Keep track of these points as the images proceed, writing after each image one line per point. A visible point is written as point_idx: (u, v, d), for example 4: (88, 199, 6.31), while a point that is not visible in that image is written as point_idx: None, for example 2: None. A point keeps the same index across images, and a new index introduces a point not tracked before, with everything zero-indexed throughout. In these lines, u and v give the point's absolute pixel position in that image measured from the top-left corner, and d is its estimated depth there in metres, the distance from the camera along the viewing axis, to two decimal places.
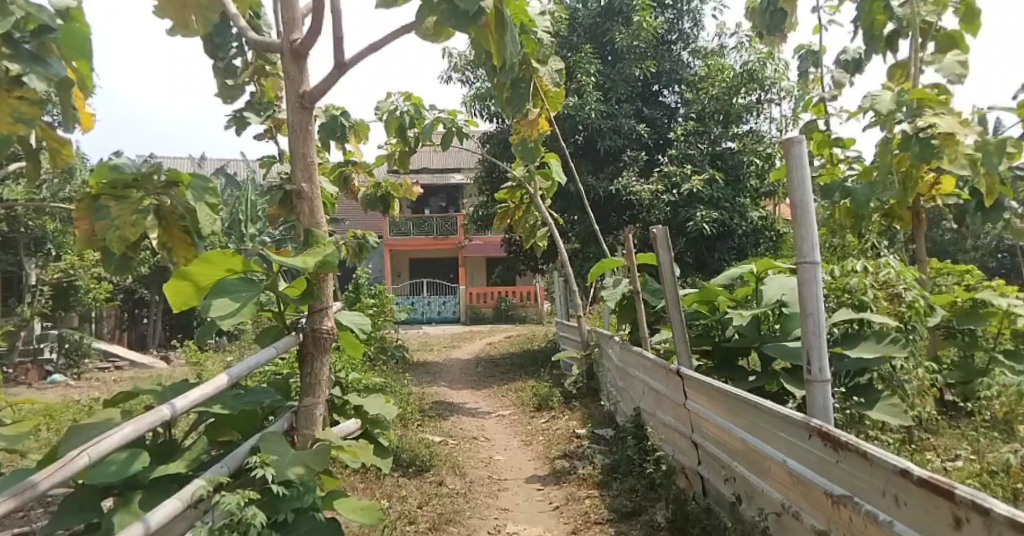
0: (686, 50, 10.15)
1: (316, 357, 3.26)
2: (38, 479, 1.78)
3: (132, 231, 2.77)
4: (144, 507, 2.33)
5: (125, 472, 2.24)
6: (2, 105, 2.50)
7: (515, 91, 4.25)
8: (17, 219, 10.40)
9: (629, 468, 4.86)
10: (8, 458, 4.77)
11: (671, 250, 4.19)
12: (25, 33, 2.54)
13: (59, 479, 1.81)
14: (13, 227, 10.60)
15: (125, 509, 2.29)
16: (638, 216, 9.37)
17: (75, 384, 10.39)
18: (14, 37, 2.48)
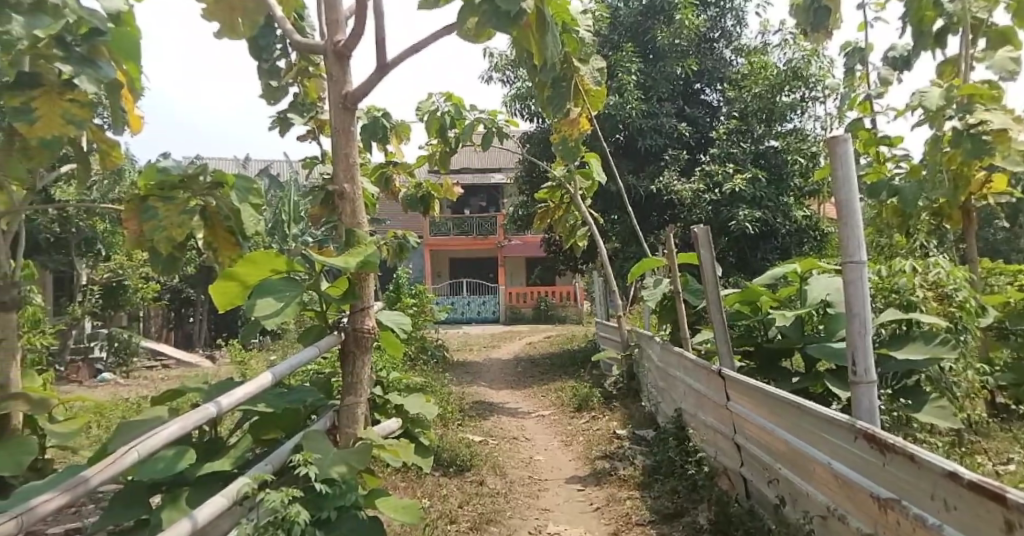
0: (729, 48, 10.00)
1: (358, 356, 3.32)
2: (90, 474, 1.82)
3: (178, 231, 2.90)
4: (190, 504, 2.40)
5: (172, 470, 2.31)
6: (54, 107, 2.72)
7: (556, 90, 4.25)
8: (70, 220, 10.75)
9: (671, 469, 4.82)
10: (61, 453, 4.95)
11: (712, 249, 4.13)
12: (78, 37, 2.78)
13: (110, 474, 1.85)
14: (67, 228, 10.94)
15: (172, 506, 2.35)
16: (679, 216, 9.26)
17: (124, 382, 10.72)
18: (67, 40, 2.72)
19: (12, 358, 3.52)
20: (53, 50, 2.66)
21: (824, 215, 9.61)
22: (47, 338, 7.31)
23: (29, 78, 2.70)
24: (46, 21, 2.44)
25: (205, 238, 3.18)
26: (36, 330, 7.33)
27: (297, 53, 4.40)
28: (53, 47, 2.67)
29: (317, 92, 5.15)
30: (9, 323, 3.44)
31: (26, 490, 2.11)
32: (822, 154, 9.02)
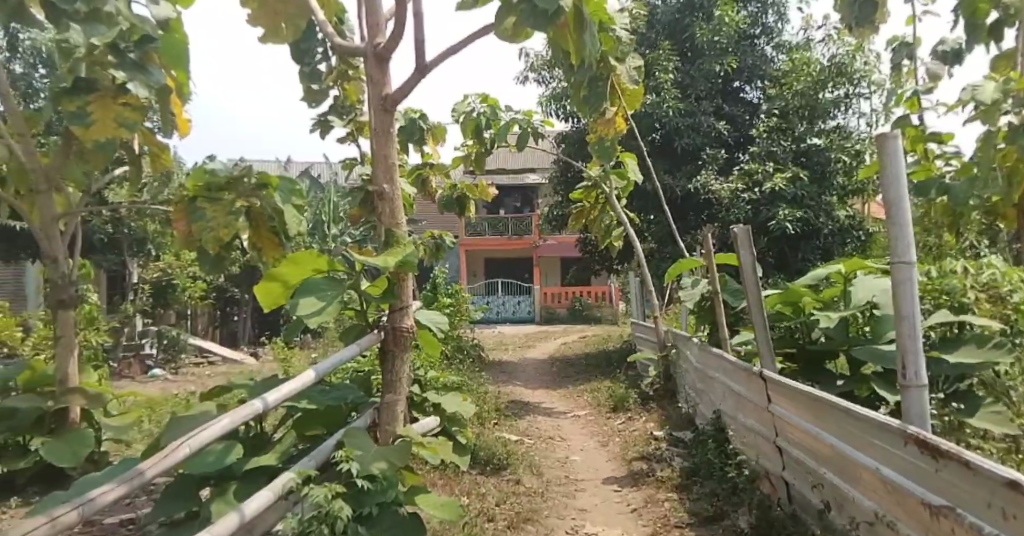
0: (770, 45, 9.83)
1: (396, 355, 3.36)
2: (145, 467, 1.87)
3: (225, 232, 3.01)
4: (238, 496, 2.47)
5: (220, 463, 2.39)
6: (108, 112, 2.82)
7: (592, 90, 4.23)
8: (121, 220, 11.11)
9: (709, 472, 4.77)
10: (116, 446, 5.13)
11: (752, 250, 4.07)
12: (130, 44, 2.91)
13: (164, 467, 1.90)
14: (120, 229, 11.30)
15: (221, 498, 2.41)
16: (717, 216, 9.15)
17: (174, 378, 11.01)
18: (121, 46, 2.86)
19: (72, 354, 3.78)
20: (107, 57, 2.80)
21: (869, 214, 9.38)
22: (101, 335, 7.57)
23: (86, 84, 2.82)
24: (102, 30, 2.56)
25: (250, 239, 3.28)
26: (91, 328, 7.57)
27: (337, 57, 4.51)
28: (108, 55, 2.81)
29: (357, 94, 5.30)
30: (68, 321, 3.68)
31: (86, 480, 2.20)
32: (867, 152, 8.85)
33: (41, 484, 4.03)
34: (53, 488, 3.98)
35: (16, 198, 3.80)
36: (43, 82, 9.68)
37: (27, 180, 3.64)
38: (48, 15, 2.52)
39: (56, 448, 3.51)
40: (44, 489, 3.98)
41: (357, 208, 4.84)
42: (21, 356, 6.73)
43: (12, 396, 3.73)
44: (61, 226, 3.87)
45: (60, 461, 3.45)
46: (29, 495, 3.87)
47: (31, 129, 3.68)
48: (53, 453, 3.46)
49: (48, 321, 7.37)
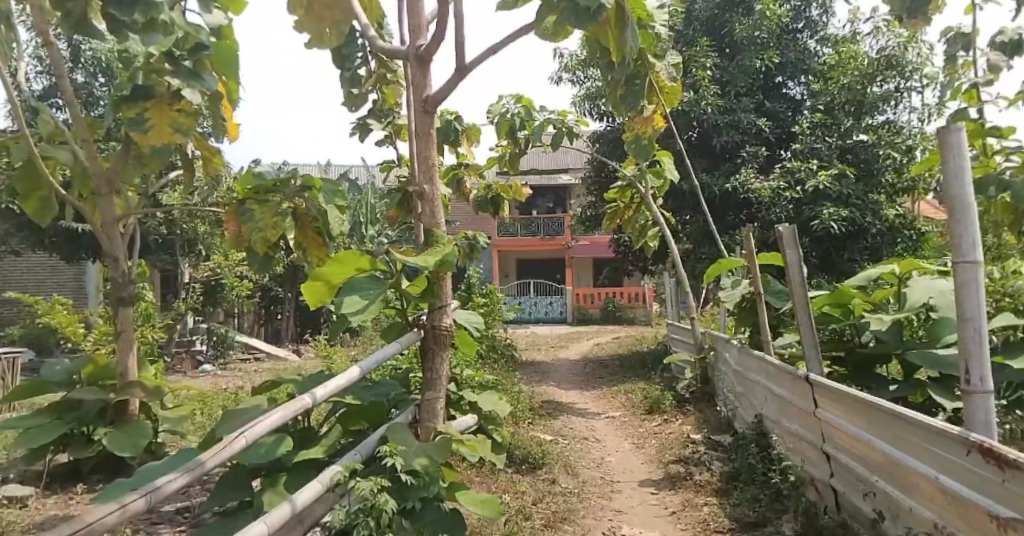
0: (814, 39, 9.65)
1: (436, 353, 3.38)
2: (205, 457, 1.92)
3: (272, 233, 3.20)
4: (289, 487, 2.56)
5: (272, 455, 2.49)
6: (166, 117, 3.01)
7: (630, 89, 4.16)
8: (174, 222, 11.43)
9: (751, 476, 4.70)
10: (171, 437, 5.28)
11: (799, 250, 3.98)
12: (184, 51, 3.06)
13: (222, 458, 1.94)
14: (171, 230, 11.62)
15: (272, 489, 2.51)
16: (757, 215, 9.00)
17: (222, 373, 11.25)
18: (176, 55, 3.03)
19: (131, 346, 3.96)
20: (164, 65, 2.99)
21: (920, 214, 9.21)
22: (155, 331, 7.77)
23: (142, 91, 3.01)
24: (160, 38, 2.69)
25: (295, 238, 3.37)
26: (146, 324, 7.80)
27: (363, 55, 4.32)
28: (164, 62, 3.01)
29: (395, 98, 5.36)
30: (128, 317, 3.87)
31: (151, 466, 2.24)
32: (918, 148, 8.62)
33: (104, 473, 4.30)
34: (115, 477, 4.25)
35: (79, 200, 3.98)
36: (103, 91, 9.97)
37: (90, 184, 3.81)
38: (110, 27, 2.61)
39: (118, 439, 3.80)
40: (106, 478, 4.26)
41: (396, 209, 4.89)
42: (83, 352, 6.98)
43: (77, 389, 4.01)
44: (121, 227, 4.04)
45: (121, 451, 3.72)
46: (94, 483, 4.17)
47: (93, 134, 3.83)
48: (115, 443, 3.75)
49: (107, 317, 7.62)
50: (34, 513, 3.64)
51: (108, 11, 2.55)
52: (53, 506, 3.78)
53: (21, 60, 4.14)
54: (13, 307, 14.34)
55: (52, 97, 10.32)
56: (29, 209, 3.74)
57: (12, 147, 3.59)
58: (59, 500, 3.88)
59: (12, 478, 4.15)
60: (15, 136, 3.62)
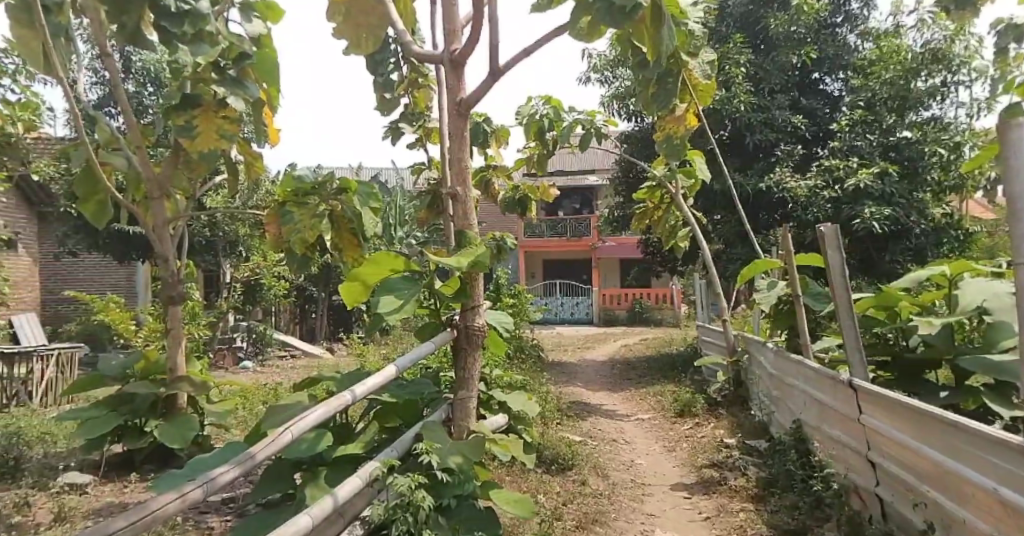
0: (854, 33, 9.43)
1: (468, 353, 3.34)
2: (254, 450, 2.07)
3: (311, 233, 3.28)
4: (329, 482, 2.72)
5: (313, 450, 2.68)
6: (214, 124, 3.65)
7: (661, 87, 3.97)
8: (216, 224, 11.69)
9: (789, 483, 4.59)
10: (217, 431, 5.41)
11: (841, 250, 3.87)
12: (229, 61, 3.66)
13: (269, 451, 2.09)
14: (214, 232, 11.88)
15: (314, 482, 2.69)
16: (792, 216, 8.86)
17: (262, 369, 11.45)
18: (222, 65, 3.65)
19: (179, 344, 4.26)
20: (209, 75, 3.67)
21: (968, 212, 9.07)
22: (198, 329, 7.94)
23: (191, 100, 3.64)
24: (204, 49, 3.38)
25: (332, 240, 3.41)
26: (192, 322, 8.02)
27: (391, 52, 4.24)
28: (211, 72, 3.69)
29: (427, 101, 5.34)
30: (176, 315, 4.10)
31: (201, 459, 2.52)
32: (967, 145, 8.49)
33: (155, 463, 4.50)
34: (166, 467, 4.46)
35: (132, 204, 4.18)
36: (153, 100, 10.12)
37: (143, 188, 4.02)
38: (162, 39, 3.30)
39: (168, 431, 4.11)
40: (157, 467, 4.47)
41: (426, 211, 4.90)
42: (135, 348, 7.20)
43: (131, 382, 4.32)
44: (172, 231, 4.21)
45: (171, 443, 4.03)
46: (146, 472, 4.38)
47: (144, 141, 3.99)
48: (165, 435, 4.05)
49: (156, 315, 7.82)
50: (93, 499, 3.86)
51: (160, 23, 3.09)
52: (110, 493, 4.00)
53: (77, 69, 4.29)
54: (67, 306, 14.82)
55: (108, 107, 10.59)
56: (87, 213, 3.94)
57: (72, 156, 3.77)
58: (115, 488, 4.09)
59: (72, 466, 4.38)
60: (74, 143, 3.76)
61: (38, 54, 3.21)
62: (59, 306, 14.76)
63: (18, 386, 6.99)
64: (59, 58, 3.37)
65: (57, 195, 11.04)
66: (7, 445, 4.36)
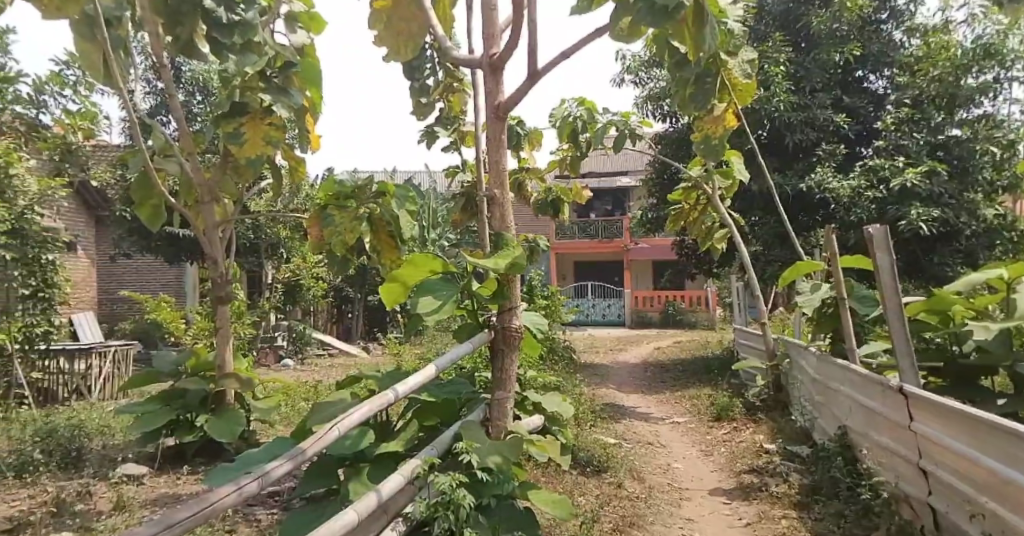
0: (900, 30, 9.22)
1: (506, 353, 3.32)
2: (303, 448, 2.09)
3: (350, 234, 3.32)
4: (371, 478, 2.75)
5: (356, 447, 2.73)
6: (260, 131, 3.75)
7: (699, 87, 3.81)
8: (258, 227, 11.92)
9: (835, 490, 4.48)
10: (262, 426, 5.50)
11: (890, 253, 3.77)
12: (276, 70, 3.88)
13: (317, 448, 2.12)
14: (255, 234, 12.10)
15: (357, 478, 2.72)
16: (834, 216, 8.68)
17: (302, 367, 11.61)
18: (268, 73, 3.83)
19: (228, 340, 4.36)
20: (258, 83, 3.77)
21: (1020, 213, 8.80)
22: (242, 328, 8.10)
23: (240, 108, 3.74)
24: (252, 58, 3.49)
25: (371, 242, 3.45)
26: (238, 322, 8.17)
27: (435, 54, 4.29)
28: (259, 81, 3.79)
29: (460, 106, 5.30)
30: (225, 314, 4.18)
31: (250, 455, 2.60)
32: (1020, 143, 8.34)
33: (206, 457, 4.59)
34: (216, 460, 4.53)
35: (184, 207, 4.30)
36: (200, 108, 10.37)
37: (194, 192, 4.14)
38: (214, 49, 3.47)
39: (217, 424, 4.21)
40: (207, 460, 4.56)
41: (461, 212, 4.92)
42: (185, 346, 7.37)
43: (182, 379, 4.46)
44: (221, 233, 4.31)
45: (220, 436, 4.13)
46: (197, 465, 4.45)
47: (194, 147, 4.11)
48: (216, 429, 4.15)
49: (204, 314, 8.02)
50: (149, 489, 3.94)
51: (213, 35, 3.44)
52: (165, 484, 4.08)
53: (133, 77, 4.40)
54: (123, 305, 15.14)
55: (162, 114, 10.87)
56: (143, 215, 4.08)
57: (129, 163, 3.90)
58: (169, 479, 4.18)
59: (130, 457, 4.46)
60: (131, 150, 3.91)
61: (98, 66, 3.31)
62: (115, 305, 15.05)
63: (78, 381, 7.15)
64: (117, 68, 3.46)
65: (111, 199, 11.37)
66: (69, 437, 4.48)
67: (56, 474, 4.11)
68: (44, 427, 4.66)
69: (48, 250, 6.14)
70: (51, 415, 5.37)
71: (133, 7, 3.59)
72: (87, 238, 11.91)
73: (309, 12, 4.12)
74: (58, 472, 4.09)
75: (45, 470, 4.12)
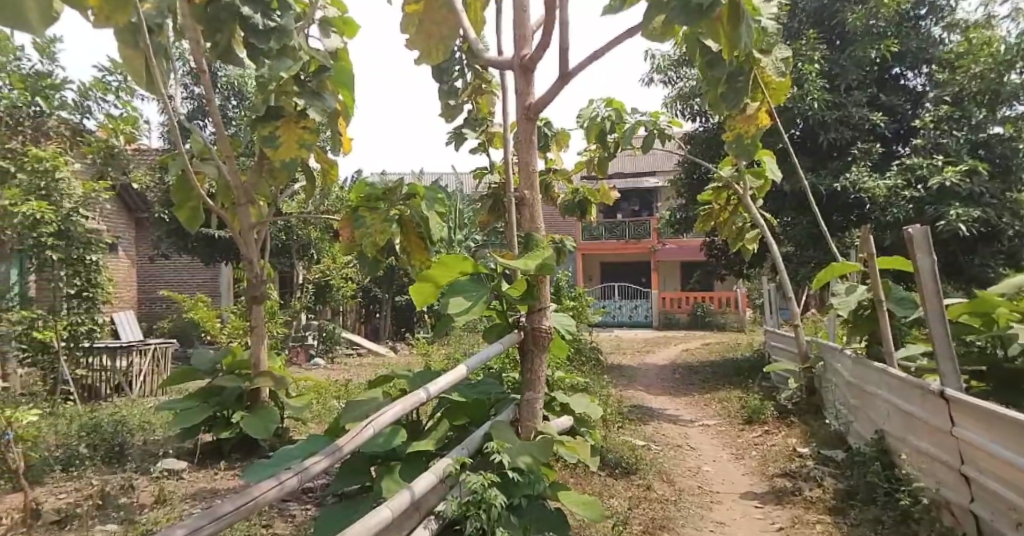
0: (939, 26, 9.04)
1: (535, 354, 3.33)
2: (341, 444, 2.12)
3: (381, 236, 3.35)
4: (403, 477, 2.78)
5: (389, 444, 2.76)
6: (295, 135, 3.81)
7: (731, 86, 3.76)
8: (290, 228, 12.09)
9: (872, 495, 4.41)
10: (295, 423, 5.58)
11: (931, 254, 3.69)
12: (310, 74, 3.88)
13: (354, 445, 2.14)
14: (288, 234, 12.27)
15: (389, 476, 2.74)
16: (869, 217, 8.54)
17: (332, 366, 11.74)
18: (302, 77, 3.87)
19: (262, 339, 4.43)
20: (292, 87, 3.81)
21: None
22: (275, 327, 8.23)
23: (275, 112, 3.81)
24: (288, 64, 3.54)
25: (401, 243, 3.48)
26: (271, 321, 8.30)
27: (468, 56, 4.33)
28: (293, 85, 3.83)
29: (489, 107, 5.31)
30: (260, 313, 4.25)
31: (285, 451, 2.64)
32: None
33: (242, 453, 4.67)
34: (251, 456, 4.61)
35: (220, 209, 4.37)
36: (235, 111, 10.57)
37: (231, 194, 4.22)
38: (251, 54, 3.52)
39: (252, 421, 4.27)
40: (243, 456, 4.62)
41: (489, 213, 4.93)
42: (220, 345, 7.50)
43: (219, 376, 4.54)
44: (256, 234, 4.38)
45: (255, 433, 4.19)
46: (234, 461, 4.53)
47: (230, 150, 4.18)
48: (251, 426, 4.21)
49: (239, 314, 8.17)
50: (188, 484, 4.03)
51: (250, 40, 3.51)
52: (203, 479, 4.16)
53: (173, 82, 4.49)
54: (162, 305, 15.45)
55: (200, 118, 11.10)
56: (181, 217, 4.17)
57: (168, 166, 3.98)
58: (207, 474, 4.25)
59: (169, 453, 4.56)
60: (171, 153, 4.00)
61: (141, 72, 3.38)
62: (154, 305, 15.39)
63: (119, 377, 7.34)
64: (159, 73, 3.53)
65: (150, 201, 11.63)
66: (112, 432, 4.60)
67: (101, 468, 4.21)
68: (88, 422, 4.79)
69: (92, 250, 6.31)
70: (95, 410, 5.51)
71: (174, 15, 3.67)
72: (127, 239, 12.19)
73: (342, 17, 4.18)
74: (102, 467, 4.20)
75: (90, 464, 4.23)
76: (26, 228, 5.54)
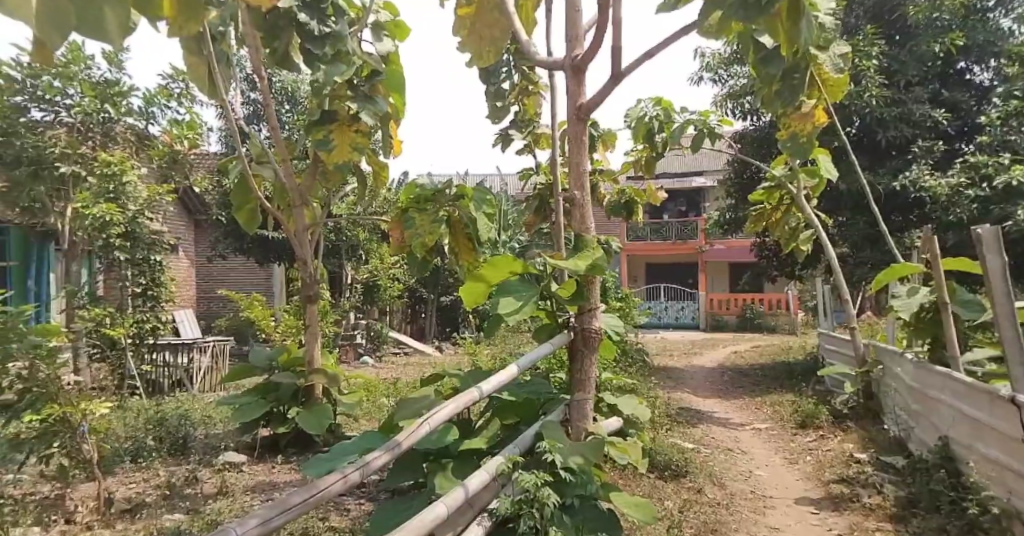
0: (1008, 17, 8.70)
1: (585, 355, 3.33)
2: (400, 440, 2.16)
3: (430, 237, 3.41)
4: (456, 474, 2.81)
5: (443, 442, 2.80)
6: (348, 138, 3.91)
7: (786, 85, 3.68)
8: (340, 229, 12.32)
9: (935, 504, 4.27)
10: (348, 419, 5.70)
11: (1002, 254, 3.54)
12: (362, 79, 3.99)
13: (412, 442, 2.18)
14: (338, 235, 12.51)
15: (442, 473, 2.78)
16: (930, 216, 8.27)
17: (381, 365, 11.93)
18: (355, 82, 3.97)
19: (317, 337, 4.53)
20: (345, 92, 3.90)
21: None
22: (327, 326, 8.40)
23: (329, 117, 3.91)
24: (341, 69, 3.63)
25: (450, 243, 3.52)
26: (323, 320, 8.47)
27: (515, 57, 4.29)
28: (346, 90, 3.92)
29: (535, 108, 5.24)
30: (315, 311, 4.35)
31: (342, 447, 2.69)
32: None
33: (298, 447, 4.78)
34: (307, 451, 4.72)
35: (277, 211, 4.50)
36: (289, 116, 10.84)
37: (288, 196, 4.34)
38: (306, 59, 3.60)
39: (307, 417, 4.37)
40: (299, 451, 4.72)
41: (536, 214, 4.95)
42: (275, 343, 7.71)
43: (276, 373, 4.67)
44: (311, 234, 4.48)
45: (310, 428, 4.30)
46: (290, 455, 4.65)
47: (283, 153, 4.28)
48: (307, 421, 4.32)
49: (293, 312, 8.38)
50: (248, 476, 4.15)
51: (306, 46, 3.56)
52: (262, 472, 4.29)
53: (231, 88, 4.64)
54: (219, 304, 15.92)
55: (255, 123, 11.39)
56: (240, 218, 4.31)
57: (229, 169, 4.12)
58: (265, 468, 4.37)
59: (230, 446, 4.71)
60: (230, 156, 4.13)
61: (205, 79, 3.51)
62: (211, 304, 15.87)
63: (180, 373, 7.60)
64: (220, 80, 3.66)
65: (209, 204, 12.00)
66: (176, 425, 4.77)
67: (166, 460, 4.39)
68: (154, 416, 4.98)
69: (156, 251, 6.56)
70: (159, 405, 5.73)
71: (236, 24, 3.79)
72: (186, 240, 12.60)
73: (394, 21, 4.26)
74: (167, 459, 4.37)
75: (157, 456, 4.41)
76: (96, 229, 5.80)
